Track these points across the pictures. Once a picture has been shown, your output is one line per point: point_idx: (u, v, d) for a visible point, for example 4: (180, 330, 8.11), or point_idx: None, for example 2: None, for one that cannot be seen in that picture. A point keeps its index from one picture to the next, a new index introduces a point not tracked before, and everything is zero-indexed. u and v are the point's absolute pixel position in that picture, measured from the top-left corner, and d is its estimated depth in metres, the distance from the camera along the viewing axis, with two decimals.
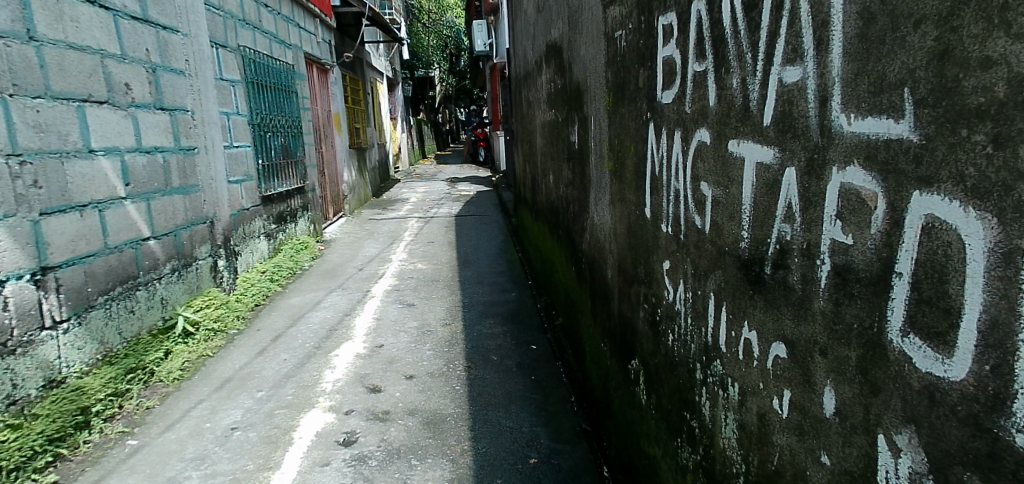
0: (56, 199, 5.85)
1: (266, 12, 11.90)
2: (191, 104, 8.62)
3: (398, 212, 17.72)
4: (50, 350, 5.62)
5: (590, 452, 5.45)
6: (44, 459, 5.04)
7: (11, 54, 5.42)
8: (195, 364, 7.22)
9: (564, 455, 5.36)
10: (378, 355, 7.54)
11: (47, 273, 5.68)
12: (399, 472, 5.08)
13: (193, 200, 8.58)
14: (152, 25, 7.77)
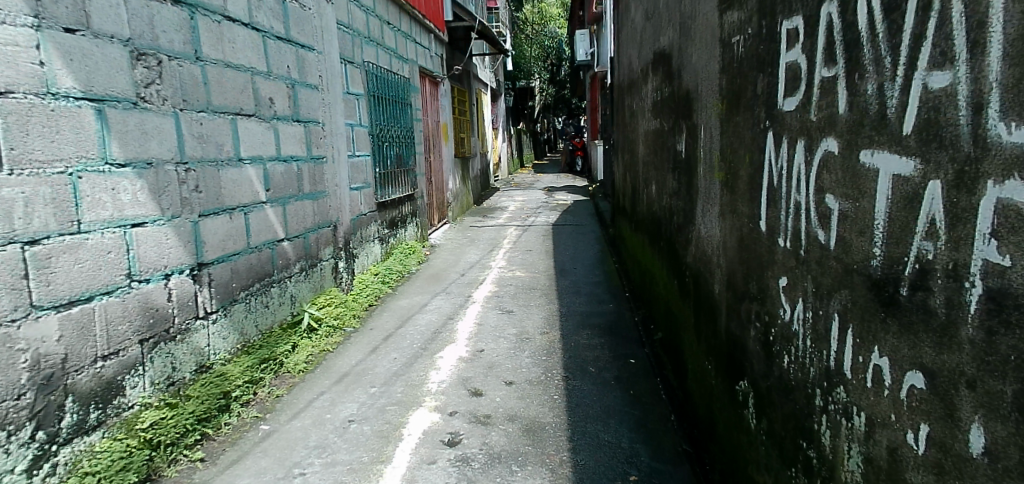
0: (212, 201, 6.49)
1: (387, 29, 12.64)
2: (322, 117, 9.32)
3: (499, 220, 18.10)
4: (201, 338, 6.26)
5: (693, 474, 5.23)
6: (194, 437, 5.50)
7: (182, 73, 6.08)
8: (317, 358, 7.77)
9: (666, 475, 5.22)
10: (480, 359, 7.74)
11: (202, 269, 6.31)
12: (501, 477, 5.16)
13: (321, 205, 9.27)
14: (293, 44, 8.48)
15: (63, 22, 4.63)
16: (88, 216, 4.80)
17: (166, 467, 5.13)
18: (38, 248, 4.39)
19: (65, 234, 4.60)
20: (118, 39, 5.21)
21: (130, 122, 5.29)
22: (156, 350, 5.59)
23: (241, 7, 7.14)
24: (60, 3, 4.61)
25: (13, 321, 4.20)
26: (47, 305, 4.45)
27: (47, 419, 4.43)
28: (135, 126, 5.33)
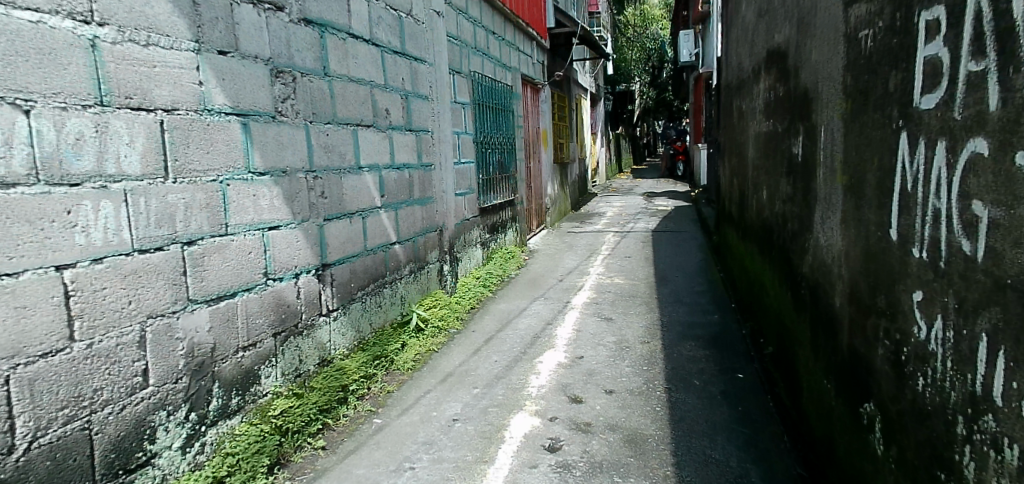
0: (335, 208, 6.68)
1: (492, 39, 12.85)
2: (431, 125, 9.61)
3: (597, 226, 17.82)
4: (324, 334, 6.48)
5: None
6: (316, 426, 5.65)
7: (312, 88, 6.26)
8: (423, 357, 7.92)
9: None
10: (579, 367, 7.50)
11: (326, 269, 6.51)
12: None
13: (428, 210, 9.55)
14: (407, 57, 8.75)
15: (217, 45, 4.86)
16: (234, 219, 5.05)
17: (292, 453, 5.31)
18: (195, 247, 4.61)
19: (215, 235, 4.82)
20: (261, 58, 5.42)
21: (268, 133, 5.50)
22: (286, 344, 5.81)
23: (363, 24, 7.40)
24: (214, 26, 4.84)
25: (174, 314, 4.44)
26: (199, 300, 4.69)
27: (198, 402, 4.70)
28: (272, 138, 5.51)
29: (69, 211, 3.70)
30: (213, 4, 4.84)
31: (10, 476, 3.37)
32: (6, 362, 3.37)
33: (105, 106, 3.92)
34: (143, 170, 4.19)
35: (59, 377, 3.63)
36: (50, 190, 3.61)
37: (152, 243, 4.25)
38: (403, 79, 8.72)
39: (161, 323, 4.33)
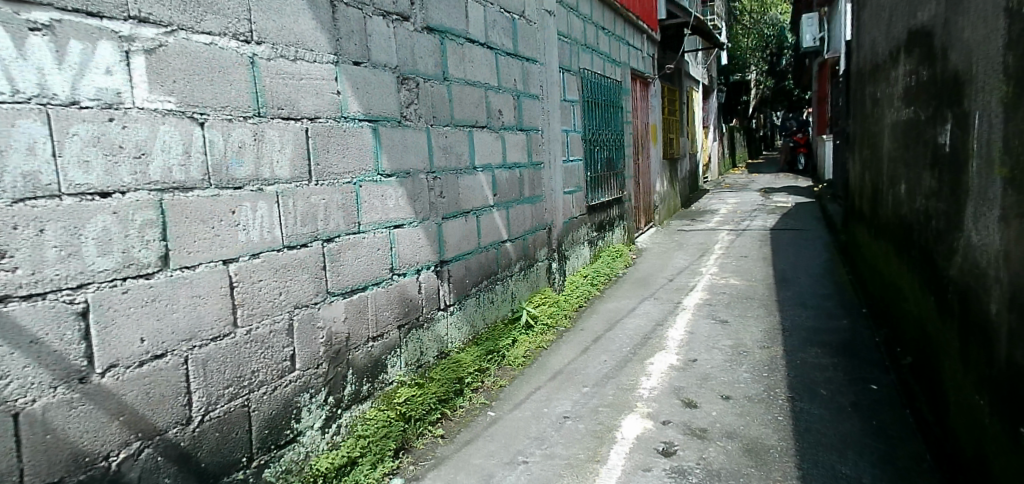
0: (451, 207, 6.36)
1: (602, 35, 12.63)
2: (541, 124, 9.29)
3: (710, 224, 16.89)
4: (442, 327, 6.22)
5: None
6: (435, 414, 5.40)
7: (433, 93, 5.97)
8: (533, 353, 7.56)
9: None
10: (692, 370, 6.88)
11: (443, 266, 6.21)
12: None
13: (539, 209, 9.18)
14: (519, 59, 8.49)
15: (354, 56, 4.57)
16: (365, 218, 4.73)
17: (414, 439, 5.07)
18: (333, 244, 4.32)
19: (349, 232, 4.50)
20: (389, 67, 5.13)
21: (396, 137, 5.19)
22: (408, 335, 5.54)
23: (479, 30, 7.18)
24: (351, 38, 4.54)
25: (317, 304, 4.16)
26: (337, 292, 4.39)
27: (336, 386, 4.46)
28: (399, 140, 5.18)
29: (235, 212, 3.45)
30: (352, 17, 4.56)
31: (186, 447, 3.17)
32: (185, 343, 3.14)
33: (262, 118, 3.67)
34: (291, 173, 3.90)
35: (224, 360, 3.39)
36: (219, 192, 3.35)
37: (299, 239, 3.96)
38: (516, 80, 8.45)
39: (304, 314, 4.03)
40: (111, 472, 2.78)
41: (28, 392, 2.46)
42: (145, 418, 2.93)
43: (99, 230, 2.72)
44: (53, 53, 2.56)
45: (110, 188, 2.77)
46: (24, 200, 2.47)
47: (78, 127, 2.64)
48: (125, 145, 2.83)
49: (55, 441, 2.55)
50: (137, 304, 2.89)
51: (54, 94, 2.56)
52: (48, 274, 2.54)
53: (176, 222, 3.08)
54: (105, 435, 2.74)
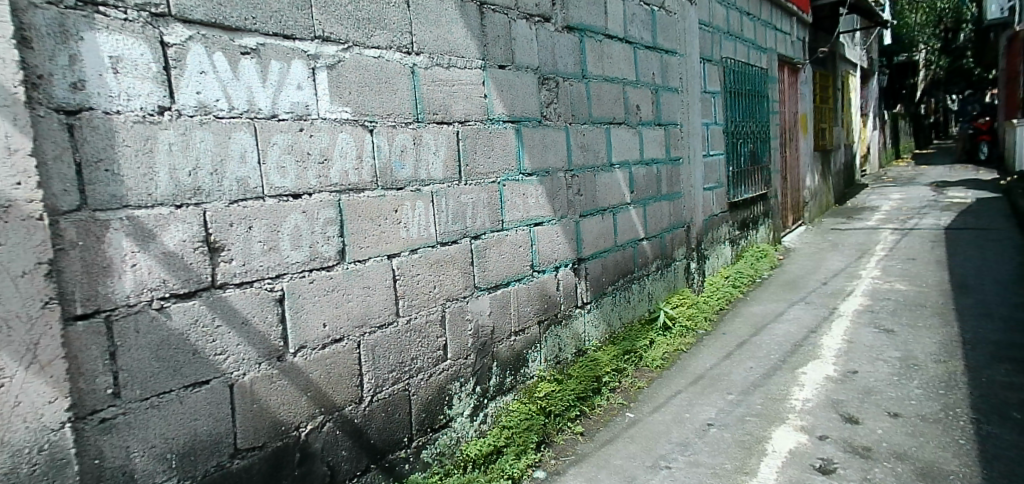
0: (588, 205, 5.87)
1: (748, 20, 11.61)
2: (682, 119, 8.29)
3: (869, 223, 15.15)
4: (580, 325, 5.79)
5: None
6: (577, 411, 5.06)
7: (572, 92, 5.62)
8: (672, 357, 6.74)
9: None
10: (853, 382, 5.94)
11: (581, 265, 5.77)
12: None
13: (677, 207, 8.19)
14: (661, 51, 7.69)
15: (498, 60, 4.53)
16: (510, 216, 4.66)
17: (555, 435, 4.78)
18: (480, 241, 4.32)
19: (493, 231, 4.47)
20: (531, 68, 4.97)
21: (537, 137, 5.02)
22: (548, 332, 5.24)
23: (617, 23, 6.54)
24: (498, 43, 4.51)
25: (465, 298, 4.17)
26: (484, 287, 4.39)
27: (483, 377, 4.43)
28: (539, 141, 5.00)
29: (398, 210, 3.48)
30: (496, 21, 4.52)
31: (359, 424, 3.24)
32: (359, 329, 3.22)
33: (420, 124, 3.69)
34: (443, 174, 3.92)
35: (390, 347, 3.45)
36: (385, 193, 3.39)
37: (450, 237, 3.99)
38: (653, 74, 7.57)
39: (456, 307, 4.06)
40: (299, 442, 2.89)
41: (241, 366, 2.58)
42: (327, 394, 3.03)
43: (292, 228, 2.81)
44: (258, 69, 2.65)
45: (300, 189, 2.86)
46: (238, 201, 2.56)
47: (276, 136, 2.73)
48: (312, 151, 2.91)
49: (258, 411, 2.68)
50: (321, 292, 2.97)
51: (259, 108, 2.66)
52: (254, 265, 2.64)
53: (352, 221, 3.16)
54: (296, 408, 2.86)
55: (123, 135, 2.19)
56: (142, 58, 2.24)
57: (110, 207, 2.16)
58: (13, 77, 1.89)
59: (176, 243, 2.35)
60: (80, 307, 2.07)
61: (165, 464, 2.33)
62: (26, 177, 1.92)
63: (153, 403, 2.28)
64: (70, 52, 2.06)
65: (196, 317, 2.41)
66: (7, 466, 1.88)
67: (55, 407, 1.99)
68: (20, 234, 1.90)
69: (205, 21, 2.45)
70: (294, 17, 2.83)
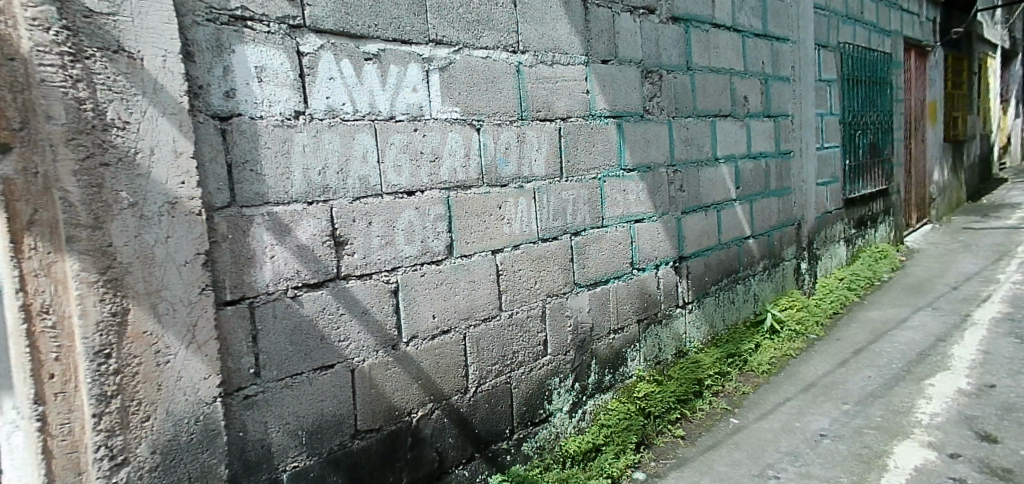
0: (691, 200, 5.31)
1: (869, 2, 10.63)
2: (793, 109, 7.36)
3: (1008, 222, 13.48)
4: (680, 325, 5.26)
5: None
6: (677, 414, 4.63)
7: (676, 84, 5.13)
8: (781, 362, 5.97)
9: None
10: (986, 398, 5.01)
11: (682, 263, 5.22)
12: None
13: (786, 203, 7.21)
14: (771, 39, 6.82)
15: (602, 55, 4.28)
16: (610, 212, 4.38)
17: (654, 436, 4.39)
18: (580, 238, 4.10)
19: (594, 227, 4.22)
20: (634, 62, 4.63)
21: (638, 133, 4.66)
22: (647, 332, 4.84)
23: (726, 11, 5.91)
24: (601, 37, 4.27)
25: (565, 294, 3.98)
26: (583, 284, 4.16)
27: (582, 373, 4.16)
28: (641, 136, 4.65)
29: (501, 207, 3.45)
30: (601, 16, 4.26)
31: (464, 412, 3.26)
32: (465, 321, 3.25)
33: (524, 121, 3.62)
34: (546, 170, 3.79)
35: (493, 340, 3.43)
36: (490, 190, 3.38)
37: (551, 233, 3.84)
38: (763, 62, 6.75)
39: (555, 302, 3.89)
40: (411, 427, 2.94)
41: (362, 353, 2.67)
42: (435, 383, 3.07)
43: (406, 223, 2.87)
44: (378, 73, 2.74)
45: (414, 187, 2.91)
46: (360, 199, 2.64)
47: (394, 136, 2.80)
48: (425, 150, 2.97)
49: (376, 396, 2.74)
50: (432, 284, 3.05)
51: (379, 110, 2.74)
52: (374, 257, 2.72)
53: (459, 217, 3.19)
54: (408, 394, 2.92)
55: (266, 138, 2.31)
56: (282, 68, 2.36)
57: (254, 204, 2.28)
58: (178, 87, 1.90)
59: (308, 237, 2.44)
60: (229, 294, 2.19)
61: (296, 441, 2.42)
62: (188, 177, 1.93)
63: (287, 383, 2.38)
64: (223, 63, 2.18)
65: (323, 306, 2.50)
66: (169, 436, 1.89)
67: (207, 383, 1.99)
68: (183, 228, 1.92)
69: (335, 30, 2.55)
70: (411, 22, 2.89)
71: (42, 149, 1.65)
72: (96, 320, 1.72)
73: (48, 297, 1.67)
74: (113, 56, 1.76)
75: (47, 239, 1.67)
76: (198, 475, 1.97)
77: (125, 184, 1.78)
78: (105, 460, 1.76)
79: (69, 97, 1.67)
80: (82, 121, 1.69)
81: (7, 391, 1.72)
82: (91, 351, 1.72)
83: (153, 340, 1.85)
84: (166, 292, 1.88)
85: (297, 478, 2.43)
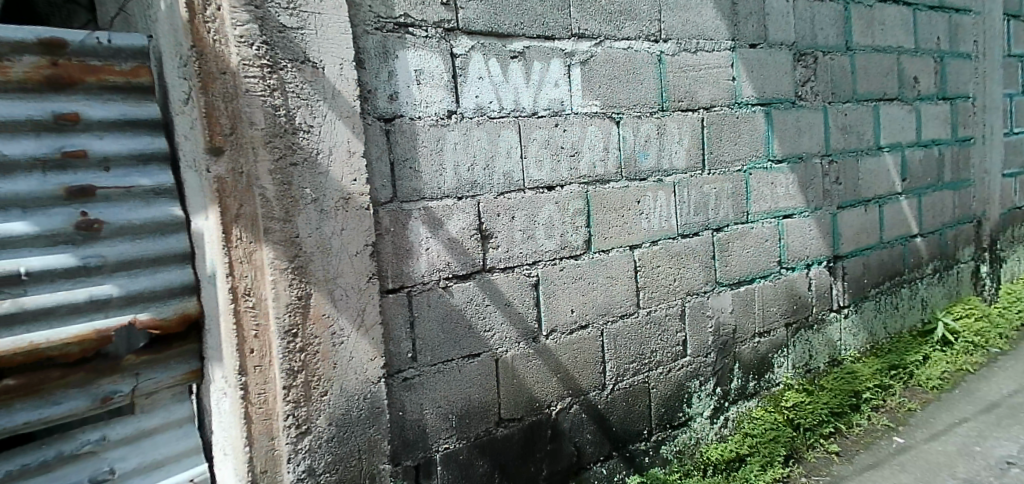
0: (848, 194, 4.83)
1: None
2: (975, 89, 6.44)
3: None
4: (835, 331, 4.80)
5: None
6: (831, 428, 4.19)
7: (833, 66, 4.68)
8: (955, 378, 5.23)
9: None
10: None
11: (838, 262, 4.78)
12: None
13: (964, 197, 6.33)
14: (949, 11, 6.00)
15: (750, 38, 3.95)
16: (755, 206, 4.04)
17: (805, 450, 4.02)
18: (722, 234, 3.77)
19: (738, 222, 3.90)
20: (786, 44, 4.26)
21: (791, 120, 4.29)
22: (797, 336, 4.46)
23: None
24: (750, 20, 3.94)
25: (706, 293, 3.67)
26: (725, 282, 3.83)
27: (724, 377, 3.87)
28: (792, 124, 4.27)
29: (640, 201, 3.20)
30: None
31: (602, 410, 3.06)
32: (603, 317, 3.04)
33: (665, 112, 3.34)
34: (687, 163, 3.50)
35: (631, 337, 3.20)
36: (628, 184, 3.14)
37: (691, 229, 3.56)
38: (939, 38, 5.98)
39: (694, 302, 3.59)
40: (551, 420, 2.80)
41: (505, 344, 2.59)
42: (574, 377, 2.90)
43: (547, 217, 2.76)
44: (523, 70, 2.65)
45: (554, 182, 2.79)
46: (504, 194, 2.59)
47: (536, 132, 2.69)
48: (565, 145, 2.81)
49: (518, 386, 2.65)
50: (571, 280, 2.88)
51: (523, 107, 2.65)
52: (516, 251, 2.65)
53: (598, 212, 2.98)
54: (548, 387, 2.79)
55: (423, 137, 2.29)
56: (437, 70, 2.34)
57: (412, 199, 2.27)
58: (351, 93, 2.02)
59: (458, 230, 2.42)
60: (390, 282, 2.20)
61: (447, 424, 2.38)
62: (359, 175, 2.04)
63: (440, 369, 2.35)
64: (388, 69, 2.20)
65: (470, 297, 2.47)
66: (342, 411, 2.02)
67: (374, 364, 2.09)
68: (354, 221, 2.02)
69: (484, 31, 2.51)
70: (553, 17, 2.77)
71: (246, 151, 1.80)
72: (285, 303, 1.88)
73: (249, 280, 1.83)
74: (301, 66, 1.90)
75: (249, 230, 1.82)
76: (366, 449, 2.08)
77: (309, 182, 1.91)
78: (292, 429, 1.91)
79: (267, 106, 1.83)
80: (277, 127, 1.85)
81: (217, 363, 1.88)
82: (282, 330, 1.88)
83: (330, 323, 1.98)
84: (340, 280, 2.00)
85: (447, 462, 2.39)
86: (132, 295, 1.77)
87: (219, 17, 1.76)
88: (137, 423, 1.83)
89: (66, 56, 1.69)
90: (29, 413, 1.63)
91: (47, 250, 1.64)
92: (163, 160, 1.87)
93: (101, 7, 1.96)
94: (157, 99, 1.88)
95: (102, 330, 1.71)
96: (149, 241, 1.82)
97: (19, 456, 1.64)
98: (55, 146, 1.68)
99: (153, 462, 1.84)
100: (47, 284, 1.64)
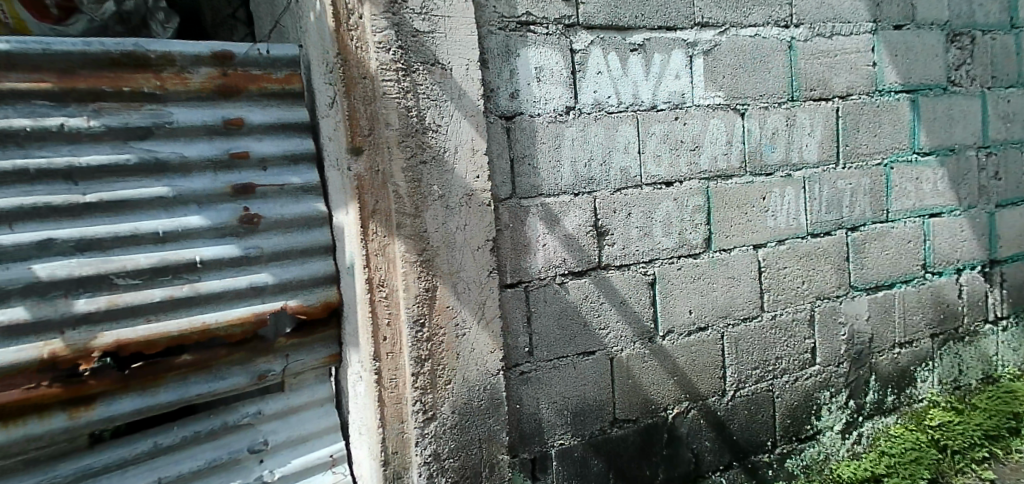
0: (1013, 189, 4.13)
1: None
2: None
3: None
4: (990, 344, 4.07)
5: None
6: (984, 453, 3.54)
7: (994, 46, 4.01)
8: None
9: None
10: None
11: (995, 267, 4.07)
12: None
13: None
14: None
15: (894, 19, 3.48)
16: (896, 204, 3.57)
17: (952, 475, 3.44)
18: (859, 234, 3.37)
19: (877, 221, 3.47)
20: (937, 23, 3.70)
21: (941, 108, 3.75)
22: (944, 348, 3.85)
23: None
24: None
25: (838, 298, 3.30)
26: (860, 287, 3.42)
27: (857, 390, 3.44)
28: (943, 112, 3.74)
29: (765, 197, 2.94)
30: None
31: (722, 417, 2.87)
32: (723, 319, 2.82)
33: (795, 103, 3.05)
34: (819, 157, 3.17)
35: (754, 342, 2.95)
36: (753, 179, 2.89)
37: (823, 228, 3.21)
38: None
39: (825, 307, 3.25)
40: (668, 424, 2.68)
41: (620, 343, 2.50)
42: (693, 381, 2.74)
43: (664, 215, 2.59)
44: (642, 63, 2.52)
45: (673, 177, 2.61)
46: (620, 190, 2.47)
47: (654, 127, 2.55)
48: (686, 139, 2.64)
49: (634, 387, 2.56)
50: (687, 280, 2.69)
51: (642, 100, 2.51)
52: (632, 248, 2.51)
53: (720, 209, 2.78)
54: (664, 389, 2.65)
55: (542, 133, 2.28)
56: (556, 67, 2.31)
57: (530, 195, 2.27)
58: (476, 92, 2.07)
59: (575, 227, 2.36)
60: (509, 277, 2.23)
61: (562, 421, 2.38)
62: (482, 172, 2.10)
63: (555, 364, 2.35)
64: (510, 67, 2.22)
65: (586, 294, 2.40)
66: (465, 400, 2.09)
67: (493, 357, 2.14)
68: (476, 217, 2.08)
69: (604, 25, 2.43)
70: (676, 7, 2.62)
71: (382, 150, 1.91)
72: (414, 294, 1.98)
73: (383, 272, 1.95)
74: (432, 68, 1.98)
75: (383, 224, 1.94)
76: (486, 438, 2.14)
77: (436, 179, 2.00)
78: (419, 414, 2.01)
79: (401, 107, 1.92)
80: (410, 126, 1.94)
81: (353, 348, 2.02)
82: (411, 320, 1.98)
83: (454, 314, 2.05)
84: (463, 274, 2.07)
85: (562, 458, 2.39)
86: (283, 283, 1.94)
87: (361, 26, 1.88)
88: (286, 400, 2.02)
89: (234, 68, 1.90)
90: (202, 386, 1.84)
91: (215, 241, 1.84)
92: (310, 159, 2.04)
93: (262, 24, 2.18)
94: (306, 104, 2.07)
95: (259, 313, 1.90)
96: (297, 234, 1.99)
97: (194, 423, 1.86)
98: (223, 148, 1.88)
99: (299, 436, 2.02)
100: (216, 271, 1.84)
